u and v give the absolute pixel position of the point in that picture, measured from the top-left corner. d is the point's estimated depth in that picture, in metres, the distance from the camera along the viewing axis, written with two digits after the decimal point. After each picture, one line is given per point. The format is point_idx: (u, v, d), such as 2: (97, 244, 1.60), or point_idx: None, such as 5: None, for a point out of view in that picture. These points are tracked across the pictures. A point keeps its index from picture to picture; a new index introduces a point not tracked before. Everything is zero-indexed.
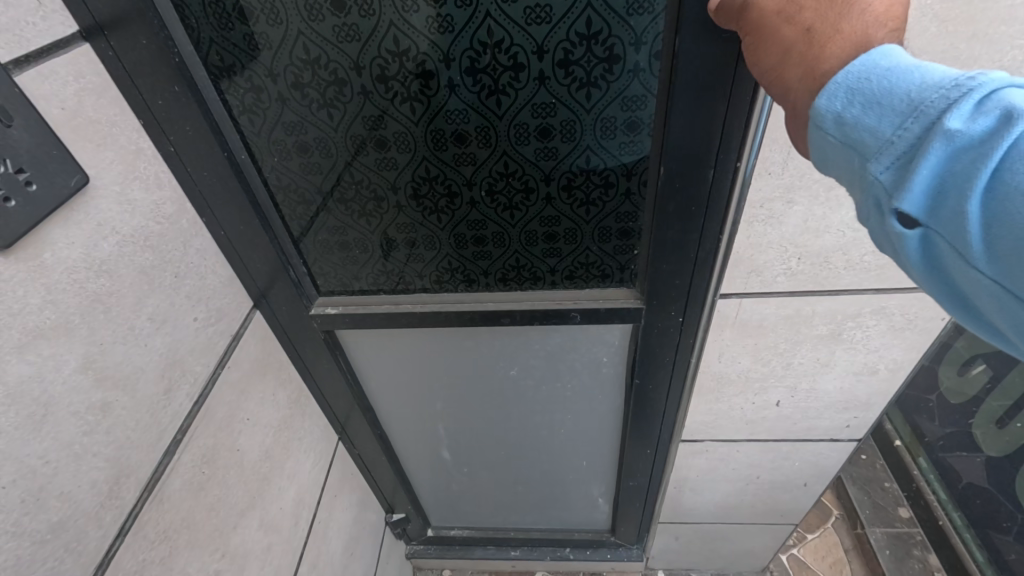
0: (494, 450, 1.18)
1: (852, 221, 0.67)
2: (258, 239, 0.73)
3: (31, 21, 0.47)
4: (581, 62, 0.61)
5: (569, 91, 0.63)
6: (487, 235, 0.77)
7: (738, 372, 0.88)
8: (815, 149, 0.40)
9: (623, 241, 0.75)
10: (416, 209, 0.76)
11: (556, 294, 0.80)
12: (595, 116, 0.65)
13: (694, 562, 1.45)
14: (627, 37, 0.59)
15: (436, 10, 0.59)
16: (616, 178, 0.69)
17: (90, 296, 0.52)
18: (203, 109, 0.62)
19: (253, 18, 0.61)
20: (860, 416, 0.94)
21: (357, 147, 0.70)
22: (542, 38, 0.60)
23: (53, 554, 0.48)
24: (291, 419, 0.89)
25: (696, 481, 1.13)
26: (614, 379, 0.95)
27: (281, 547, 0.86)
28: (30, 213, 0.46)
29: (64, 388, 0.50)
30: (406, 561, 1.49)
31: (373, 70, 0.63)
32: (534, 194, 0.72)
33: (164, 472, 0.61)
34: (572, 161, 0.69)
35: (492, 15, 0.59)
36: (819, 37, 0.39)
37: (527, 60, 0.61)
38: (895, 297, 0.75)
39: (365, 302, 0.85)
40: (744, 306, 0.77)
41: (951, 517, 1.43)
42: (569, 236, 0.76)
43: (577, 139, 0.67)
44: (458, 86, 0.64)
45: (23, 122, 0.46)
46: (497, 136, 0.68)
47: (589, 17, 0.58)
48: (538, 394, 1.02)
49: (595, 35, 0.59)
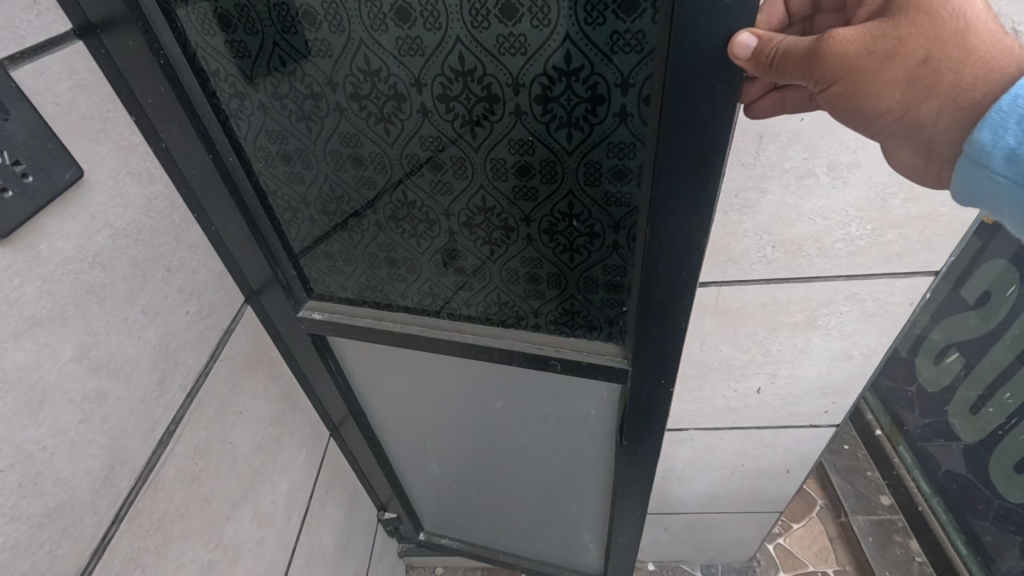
0: (485, 471, 1.18)
1: (824, 209, 0.69)
2: (246, 239, 0.74)
3: (25, 18, 0.48)
4: (561, 99, 0.59)
5: (548, 129, 0.61)
6: (467, 265, 0.77)
7: (720, 360, 0.91)
8: (967, 180, 0.50)
9: (611, 295, 0.73)
10: (396, 230, 0.76)
11: (542, 337, 0.79)
12: (578, 159, 0.63)
13: (684, 553, 1.48)
14: (611, 77, 0.56)
15: (405, 31, 0.57)
16: (603, 228, 0.67)
17: (85, 287, 0.54)
18: (189, 111, 0.62)
19: (233, 25, 0.61)
20: (837, 402, 0.97)
21: (337, 163, 0.71)
22: (518, 68, 0.58)
23: (50, 538, 0.50)
24: (283, 414, 0.90)
25: (683, 470, 1.16)
26: (605, 434, 0.95)
27: (274, 540, 0.87)
28: (26, 203, 0.47)
29: (61, 376, 0.51)
30: (399, 559, 1.51)
31: (347, 88, 0.63)
32: (514, 232, 0.71)
33: (158, 462, 0.62)
34: (555, 205, 0.67)
35: (463, 41, 0.57)
36: (940, 63, 0.47)
37: (502, 92, 0.60)
38: (866, 284, 0.78)
39: (353, 314, 0.85)
40: (722, 294, 0.80)
41: (931, 503, 1.47)
42: (553, 279, 0.74)
43: (559, 182, 0.65)
44: (432, 112, 0.63)
45: (19, 115, 0.47)
46: (475, 168, 0.67)
47: (568, 50, 0.55)
48: (528, 429, 1.02)
49: (575, 70, 0.56)
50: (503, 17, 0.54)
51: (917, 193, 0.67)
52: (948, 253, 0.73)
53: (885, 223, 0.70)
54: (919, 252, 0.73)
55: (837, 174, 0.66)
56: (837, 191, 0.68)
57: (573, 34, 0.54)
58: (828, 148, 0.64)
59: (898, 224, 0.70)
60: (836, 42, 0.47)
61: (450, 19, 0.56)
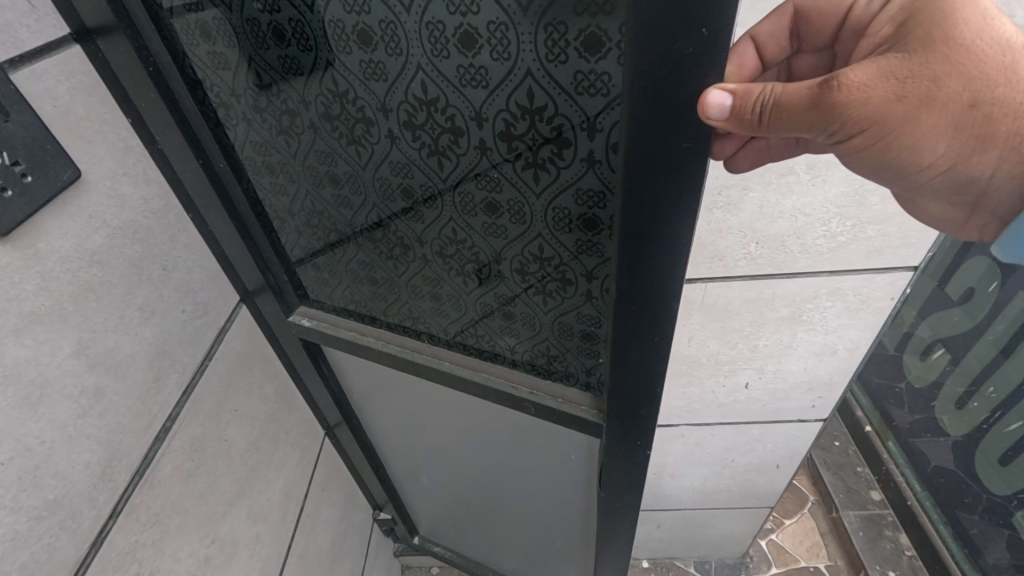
0: (473, 491, 1.17)
1: (804, 206, 0.72)
2: (236, 240, 0.75)
3: (25, 23, 0.50)
4: (526, 138, 0.55)
5: (515, 169, 0.58)
6: (442, 293, 0.76)
7: (708, 355, 0.92)
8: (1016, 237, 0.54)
9: (586, 343, 0.70)
10: (374, 251, 0.77)
11: (518, 376, 0.78)
12: (547, 202, 0.59)
13: (678, 549, 1.49)
14: (576, 120, 0.52)
15: (369, 55, 0.55)
16: (575, 275, 0.65)
17: (83, 284, 0.55)
18: (179, 118, 0.63)
19: (213, 34, 0.60)
20: (824, 396, 0.99)
21: (315, 179, 0.71)
22: (481, 102, 0.54)
23: (49, 531, 0.51)
24: (278, 412, 0.91)
25: (674, 467, 1.17)
26: (584, 477, 0.93)
27: (271, 536, 0.88)
28: (26, 203, 0.48)
29: (58, 371, 0.52)
30: (394, 559, 1.51)
31: (319, 108, 0.62)
32: (486, 268, 0.70)
33: (154, 458, 0.63)
34: (525, 245, 0.65)
35: (425, 70, 0.54)
36: (983, 109, 0.48)
37: (466, 125, 0.56)
38: (848, 279, 0.80)
39: (336, 323, 0.86)
40: (708, 291, 0.82)
41: (918, 496, 1.50)
42: (527, 320, 0.73)
43: (527, 223, 0.62)
44: (399, 139, 0.61)
45: (19, 117, 0.48)
46: (444, 201, 0.65)
47: (530, 88, 0.51)
48: (511, 458, 0.99)
49: (539, 109, 0.53)
50: (463, 47, 0.51)
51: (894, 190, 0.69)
52: (926, 249, 0.75)
53: (864, 220, 0.72)
54: (898, 247, 0.75)
55: (816, 172, 0.68)
56: (816, 187, 0.70)
57: (539, 70, 0.50)
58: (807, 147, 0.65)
59: (876, 220, 0.72)
60: (858, 88, 0.46)
61: (411, 47, 0.53)
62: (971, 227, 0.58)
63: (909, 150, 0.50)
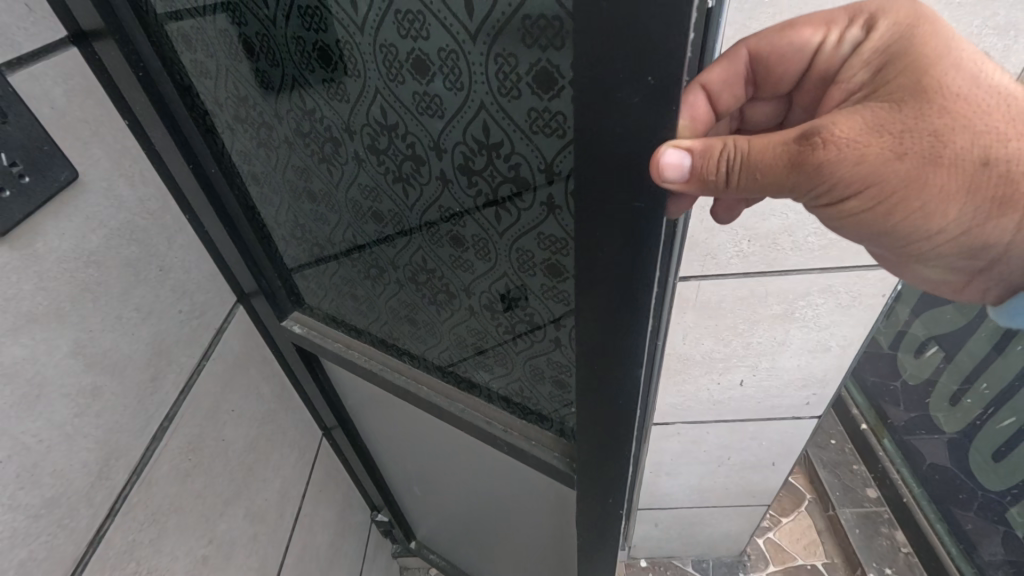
0: (464, 506, 1.17)
1: (794, 205, 0.72)
2: (226, 241, 0.75)
3: (22, 27, 0.50)
4: (485, 173, 0.54)
5: (476, 204, 0.57)
6: (418, 316, 0.77)
7: (702, 353, 0.93)
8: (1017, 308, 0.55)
9: (558, 389, 0.70)
10: (353, 268, 0.78)
11: (493, 411, 0.77)
12: (510, 241, 0.58)
13: (676, 548, 1.50)
14: (534, 161, 0.50)
15: (330, 74, 0.55)
16: (542, 320, 0.64)
17: (81, 284, 0.55)
18: (168, 122, 0.64)
19: (192, 43, 0.60)
20: (819, 393, 1.00)
21: (294, 192, 0.72)
22: (438, 132, 0.53)
23: (46, 529, 0.51)
24: (275, 413, 0.91)
25: (670, 465, 1.18)
26: (563, 506, 0.91)
27: (268, 537, 0.88)
28: (23, 204, 0.49)
29: (55, 370, 0.52)
30: (394, 561, 1.51)
31: (291, 123, 0.63)
32: (456, 299, 0.70)
33: (152, 457, 0.64)
34: (492, 282, 0.64)
35: (382, 93, 0.53)
36: (999, 168, 0.45)
37: (426, 154, 0.56)
38: (839, 276, 0.81)
39: (328, 334, 0.86)
40: (702, 289, 0.83)
41: (914, 494, 1.50)
42: (498, 356, 0.73)
43: (492, 259, 0.62)
44: (365, 162, 0.61)
45: (17, 117, 0.49)
46: (412, 228, 0.65)
47: (485, 122, 0.50)
48: (497, 479, 0.98)
49: (495, 146, 0.51)
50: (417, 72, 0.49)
51: None
52: None
53: None
54: None
55: None
56: None
57: (492, 103, 0.48)
58: None
59: None
60: (852, 146, 0.44)
61: (368, 72, 0.52)
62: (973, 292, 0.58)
63: (916, 212, 0.47)
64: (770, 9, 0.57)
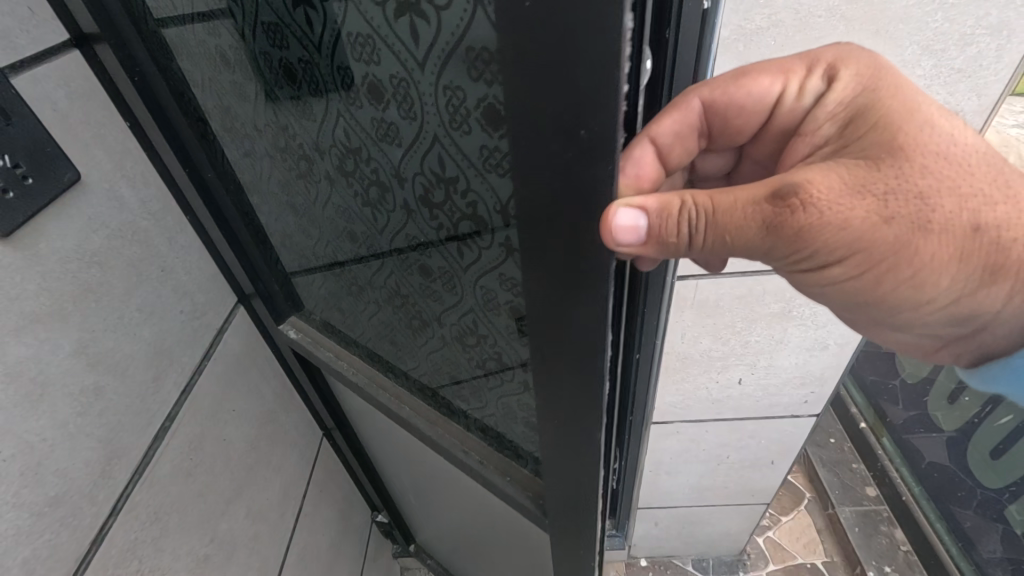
0: (455, 517, 1.16)
1: None
2: (221, 244, 0.76)
3: (24, 29, 0.51)
4: (445, 207, 0.52)
5: (440, 236, 0.56)
6: (398, 337, 0.77)
7: (700, 352, 0.94)
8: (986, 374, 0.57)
9: (529, 432, 0.66)
10: (335, 282, 0.79)
11: (471, 443, 0.75)
12: (474, 277, 0.56)
13: (676, 548, 1.50)
14: (490, 202, 0.47)
15: (296, 92, 0.56)
16: (511, 362, 0.61)
17: (83, 284, 0.56)
18: (162, 125, 0.64)
19: (180, 51, 0.61)
20: (817, 391, 1.00)
21: (280, 205, 0.74)
22: (398, 159, 0.52)
23: (50, 527, 0.51)
24: (276, 413, 0.92)
25: (670, 464, 1.19)
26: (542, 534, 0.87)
27: (269, 537, 0.88)
28: (27, 205, 0.49)
29: (59, 369, 0.53)
30: (394, 562, 1.52)
31: (269, 137, 0.64)
32: (430, 327, 0.70)
33: (154, 456, 0.64)
34: (462, 313, 0.63)
35: (344, 116, 0.53)
36: (986, 237, 0.46)
37: (390, 182, 0.55)
38: None
39: (322, 342, 0.86)
40: (700, 287, 0.84)
41: (912, 491, 1.50)
42: (472, 387, 0.72)
43: (460, 292, 0.60)
44: (336, 182, 0.62)
45: (21, 118, 0.50)
46: (383, 251, 0.66)
47: (440, 154, 0.48)
48: (480, 498, 0.96)
49: (452, 179, 0.49)
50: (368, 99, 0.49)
51: None
52: None
53: None
54: None
55: None
56: None
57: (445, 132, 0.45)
58: None
59: None
60: (838, 207, 0.44)
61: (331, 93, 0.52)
62: (948, 356, 0.60)
63: (908, 279, 0.48)
64: (765, 10, 0.58)
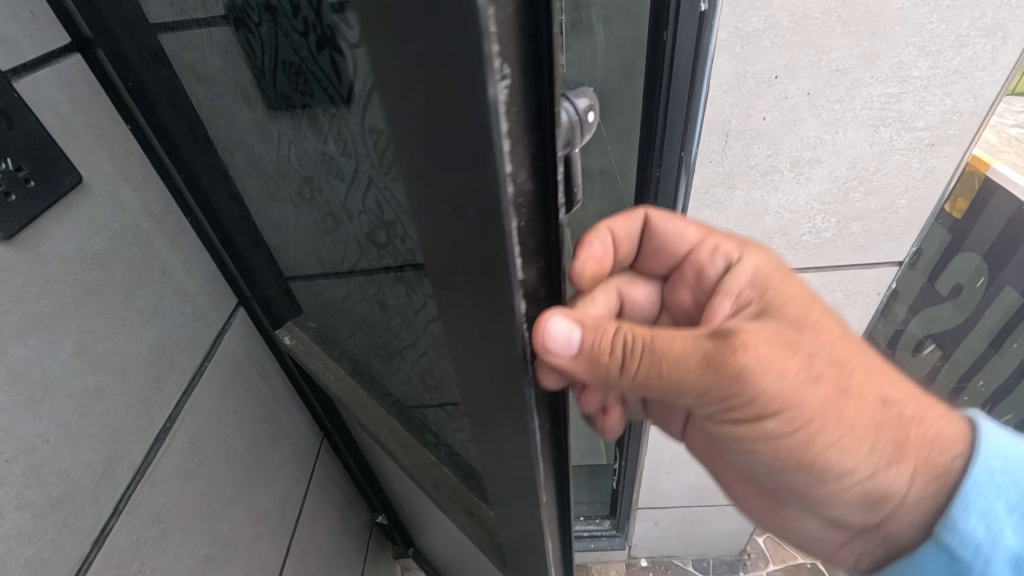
0: (446, 531, 1.12)
1: (788, 205, 0.73)
2: (216, 248, 0.77)
3: (26, 34, 0.51)
4: (390, 244, 0.51)
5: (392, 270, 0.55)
6: (379, 356, 0.76)
7: None
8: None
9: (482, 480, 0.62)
10: (325, 292, 0.80)
11: (442, 475, 0.71)
12: (422, 319, 0.54)
13: (676, 548, 1.50)
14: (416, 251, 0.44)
15: (258, 114, 0.57)
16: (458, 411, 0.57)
17: (85, 286, 0.56)
18: (159, 132, 0.66)
19: (170, 59, 0.61)
20: None
21: (269, 217, 0.75)
22: (345, 192, 0.54)
23: (53, 527, 0.51)
24: (276, 414, 0.92)
25: (669, 464, 1.19)
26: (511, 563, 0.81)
27: (270, 537, 0.88)
28: (29, 208, 0.50)
29: (61, 370, 0.53)
30: (395, 563, 1.52)
31: (248, 155, 0.67)
32: (398, 356, 0.69)
33: (156, 456, 0.65)
34: (420, 352, 0.61)
35: (295, 140, 0.55)
36: (899, 426, 0.49)
37: (343, 215, 0.59)
38: (834, 275, 0.81)
39: (313, 350, 0.84)
40: None
41: None
42: (437, 422, 0.69)
43: (416, 332, 0.58)
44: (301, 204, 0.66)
45: (23, 121, 0.50)
46: (351, 269, 0.68)
47: (377, 194, 0.46)
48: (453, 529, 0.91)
49: (388, 221, 0.47)
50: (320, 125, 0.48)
51: (875, 186, 0.71)
52: (912, 242, 0.76)
53: (847, 216, 0.74)
54: (884, 243, 0.77)
55: (800, 170, 0.70)
56: (800, 186, 0.71)
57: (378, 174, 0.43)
58: (785, 142, 0.67)
59: (860, 217, 0.74)
60: (758, 360, 0.45)
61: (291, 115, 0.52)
62: (849, 554, 0.59)
63: (831, 446, 0.49)
64: (761, 11, 0.58)
